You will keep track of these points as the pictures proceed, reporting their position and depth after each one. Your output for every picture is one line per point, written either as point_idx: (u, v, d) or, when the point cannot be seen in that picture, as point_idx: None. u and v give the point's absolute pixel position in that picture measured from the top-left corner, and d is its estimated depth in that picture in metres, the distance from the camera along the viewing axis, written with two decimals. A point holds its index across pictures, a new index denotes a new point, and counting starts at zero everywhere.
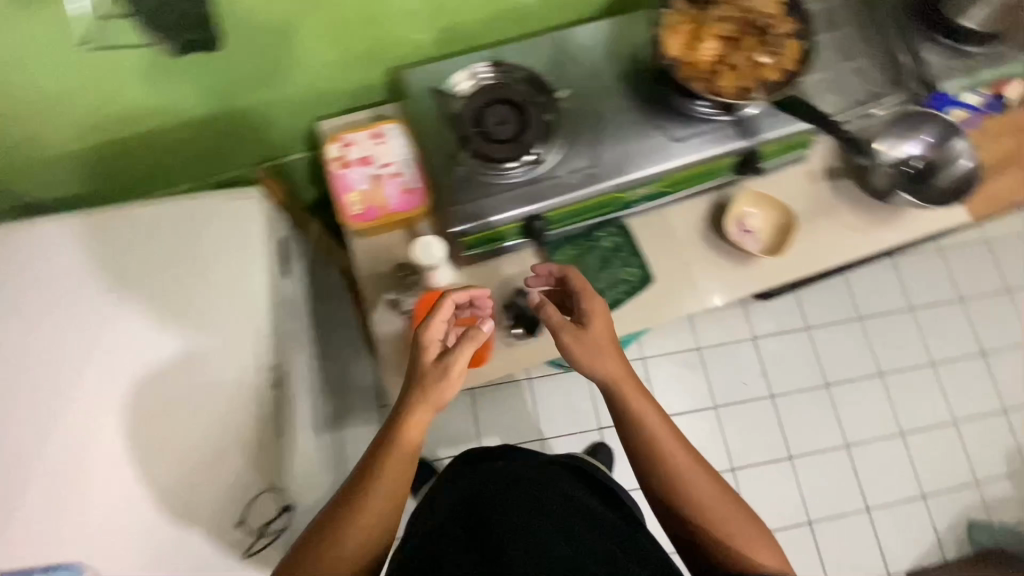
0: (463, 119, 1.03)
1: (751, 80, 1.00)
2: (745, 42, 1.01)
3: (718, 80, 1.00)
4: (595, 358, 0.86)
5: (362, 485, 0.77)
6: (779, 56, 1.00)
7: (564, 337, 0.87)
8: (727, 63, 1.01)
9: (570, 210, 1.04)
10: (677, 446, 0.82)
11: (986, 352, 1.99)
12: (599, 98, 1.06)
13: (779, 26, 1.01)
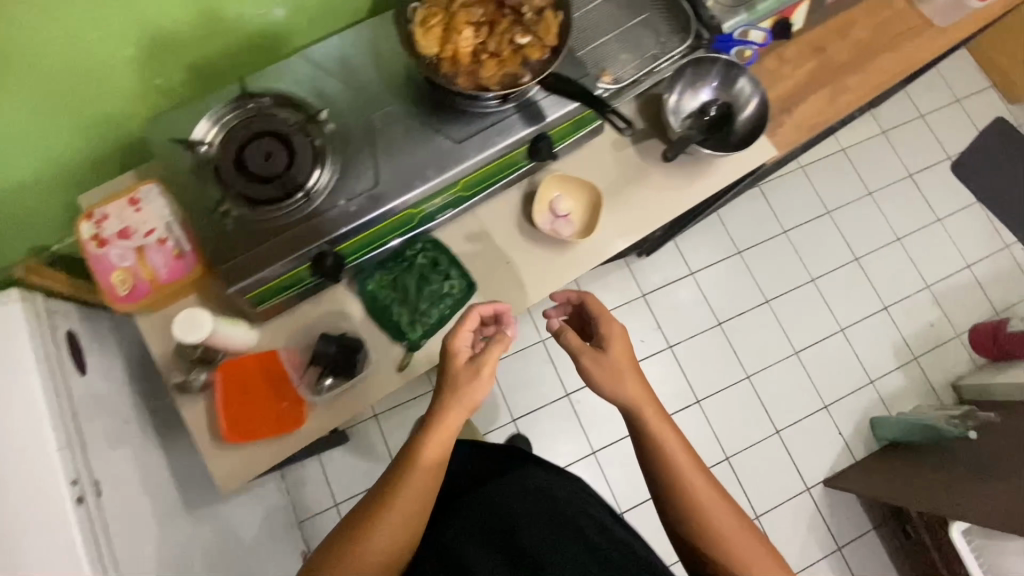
0: (221, 164, 0.93)
1: (513, 64, 0.95)
2: (500, 24, 0.96)
3: (480, 70, 0.95)
4: (614, 382, 0.91)
5: (403, 492, 0.78)
6: (536, 34, 0.95)
7: (584, 363, 0.92)
8: (486, 51, 0.95)
9: (362, 238, 0.96)
10: (688, 464, 0.88)
11: (858, 257, 2.07)
12: (368, 108, 0.98)
13: (530, 1, 0.96)
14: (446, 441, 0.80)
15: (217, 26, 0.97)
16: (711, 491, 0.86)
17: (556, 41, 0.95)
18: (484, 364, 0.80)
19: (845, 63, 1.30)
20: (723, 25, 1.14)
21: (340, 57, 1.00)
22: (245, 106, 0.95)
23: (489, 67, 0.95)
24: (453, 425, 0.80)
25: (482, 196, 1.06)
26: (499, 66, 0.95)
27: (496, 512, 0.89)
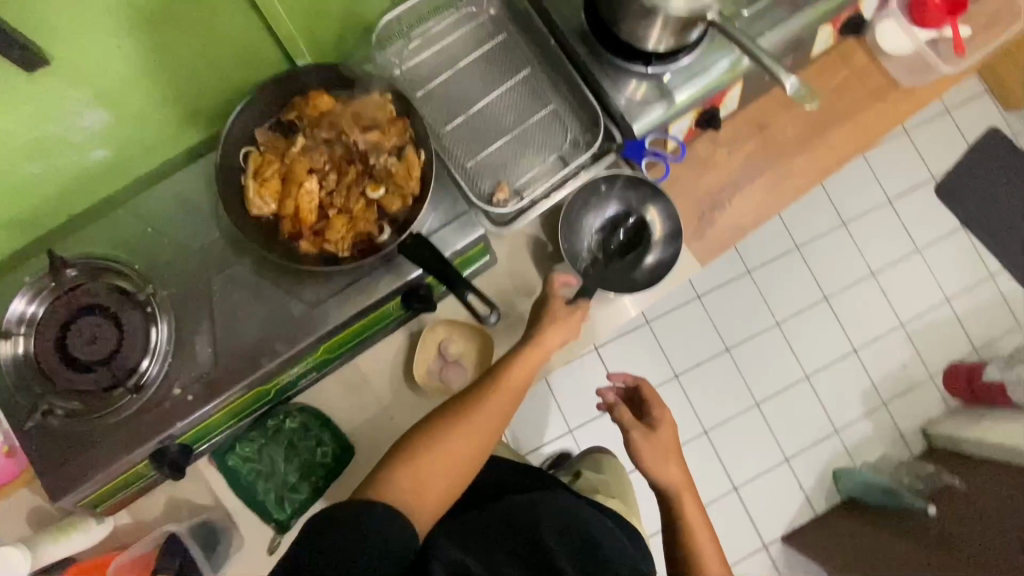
0: (38, 353, 0.81)
1: (366, 221, 0.82)
2: (349, 173, 0.82)
3: (328, 229, 0.81)
4: (662, 465, 0.90)
5: (510, 375, 0.82)
6: (391, 183, 0.81)
7: (634, 438, 0.91)
8: (334, 207, 0.82)
9: (211, 423, 0.85)
10: (710, 544, 0.88)
11: (827, 295, 1.92)
12: (209, 268, 0.85)
13: (382, 142, 0.82)
14: (518, 395, 0.82)
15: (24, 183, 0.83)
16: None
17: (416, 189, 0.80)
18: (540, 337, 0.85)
19: (789, 142, 1.12)
20: (635, 128, 0.97)
21: (175, 205, 0.86)
22: (60, 279, 0.82)
23: (337, 227, 0.81)
24: (519, 385, 0.82)
25: (358, 347, 0.94)
26: (350, 224, 0.81)
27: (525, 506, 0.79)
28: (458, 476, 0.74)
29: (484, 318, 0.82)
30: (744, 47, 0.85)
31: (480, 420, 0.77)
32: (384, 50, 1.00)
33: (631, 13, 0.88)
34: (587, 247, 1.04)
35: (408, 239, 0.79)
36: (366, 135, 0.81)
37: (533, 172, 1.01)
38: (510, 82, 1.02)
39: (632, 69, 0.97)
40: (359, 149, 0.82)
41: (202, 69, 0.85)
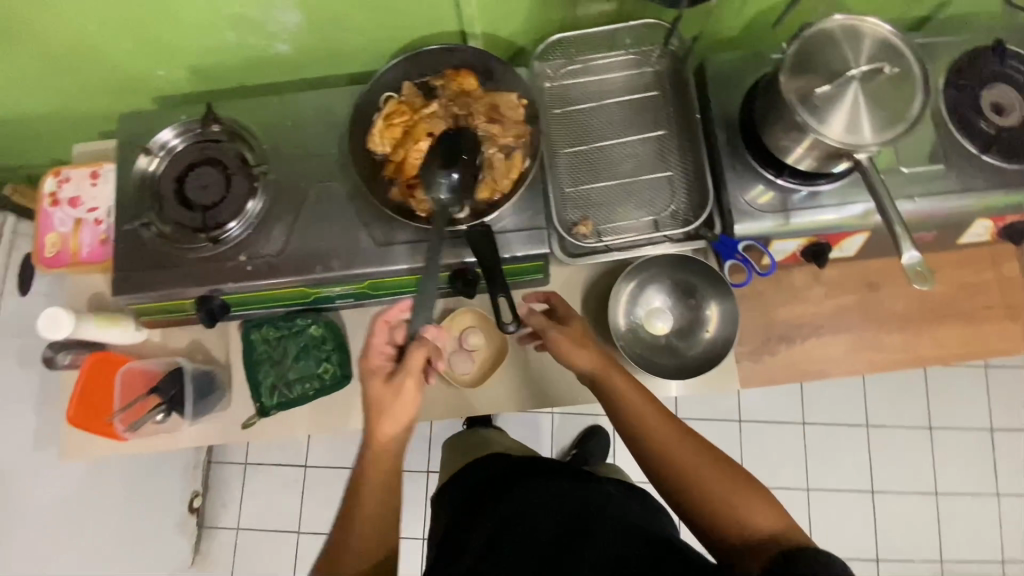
0: (163, 178, 0.96)
1: (450, 196, 0.87)
2: (458, 149, 0.87)
3: (417, 187, 0.87)
4: (570, 350, 0.87)
5: (367, 481, 0.76)
6: (489, 174, 0.87)
7: (551, 338, 0.88)
8: (432, 171, 0.87)
9: (254, 296, 0.95)
10: (671, 438, 0.78)
11: (875, 490, 1.73)
12: (317, 174, 0.95)
13: (499, 137, 0.88)
14: (389, 469, 0.77)
15: (219, 46, 0.98)
16: (732, 476, 0.74)
17: (507, 189, 0.86)
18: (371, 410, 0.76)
19: (893, 315, 1.05)
20: (737, 227, 0.95)
21: (320, 114, 0.98)
22: (207, 130, 0.97)
23: (425, 191, 0.86)
24: (381, 461, 0.77)
25: (398, 296, 1.01)
26: (437, 192, 0.87)
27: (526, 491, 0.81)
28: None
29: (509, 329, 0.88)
30: (878, 198, 0.81)
31: (357, 530, 0.74)
32: (544, 61, 1.06)
33: (783, 120, 0.87)
34: (626, 317, 1.02)
35: (473, 228, 0.85)
36: (488, 125, 0.88)
37: (623, 223, 1.03)
38: (641, 135, 1.05)
39: (762, 173, 0.97)
40: (477, 133, 0.88)
41: (392, 16, 0.96)
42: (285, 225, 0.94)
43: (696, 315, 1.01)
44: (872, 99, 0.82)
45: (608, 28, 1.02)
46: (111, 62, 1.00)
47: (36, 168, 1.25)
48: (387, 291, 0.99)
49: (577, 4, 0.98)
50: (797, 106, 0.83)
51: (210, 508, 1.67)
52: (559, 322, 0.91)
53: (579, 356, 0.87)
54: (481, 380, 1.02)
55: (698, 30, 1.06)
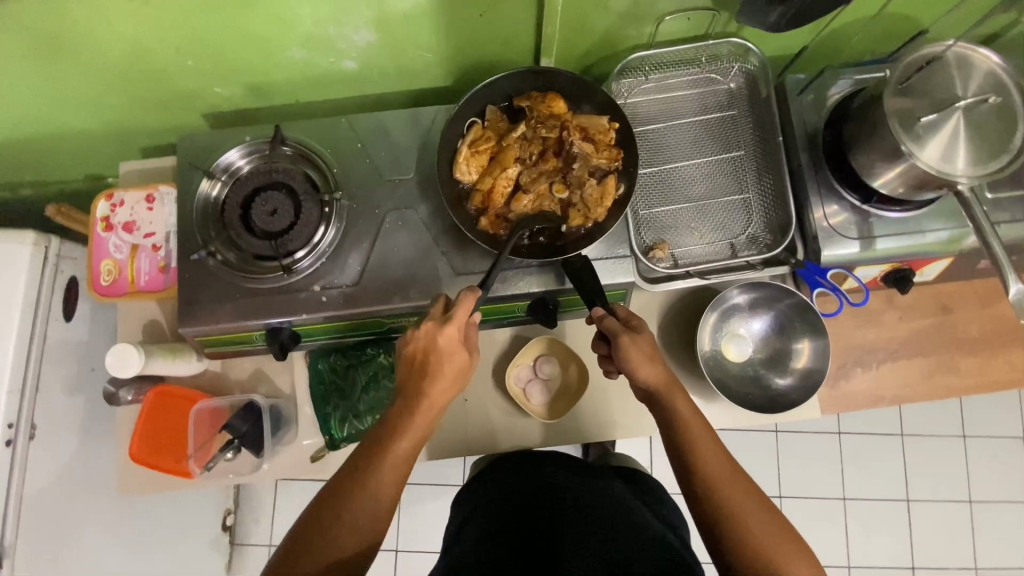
0: (228, 203, 0.91)
1: (544, 216, 0.85)
2: (550, 169, 0.86)
3: (509, 217, 0.85)
4: (639, 361, 0.80)
5: (400, 438, 0.72)
6: (583, 196, 0.84)
7: (622, 342, 0.80)
8: (524, 193, 0.85)
9: (327, 327, 0.92)
10: (725, 475, 0.75)
11: (910, 499, 1.73)
12: (392, 199, 0.92)
13: (590, 157, 0.85)
14: (422, 437, 0.74)
15: (286, 64, 0.94)
16: (775, 521, 0.72)
17: (599, 219, 0.84)
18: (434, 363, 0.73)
19: (968, 338, 1.04)
20: (824, 253, 0.94)
21: (391, 136, 0.94)
22: (274, 153, 0.93)
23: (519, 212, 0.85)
24: (424, 419, 0.73)
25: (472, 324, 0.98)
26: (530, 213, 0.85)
27: (561, 486, 0.87)
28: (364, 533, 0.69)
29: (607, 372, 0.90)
30: (978, 226, 0.80)
31: (371, 479, 0.70)
32: (619, 80, 1.03)
33: (876, 146, 0.85)
34: (710, 344, 0.99)
35: (573, 256, 0.85)
36: (580, 146, 0.85)
37: (699, 247, 1.01)
38: (718, 156, 1.02)
39: (846, 196, 0.94)
40: (568, 152, 0.85)
41: (470, 34, 0.91)
42: (360, 251, 0.90)
43: (784, 347, 1.00)
44: (971, 128, 0.81)
45: (685, 47, 0.99)
46: (169, 80, 0.94)
47: (70, 184, 1.19)
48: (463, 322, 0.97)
49: (660, 23, 0.95)
50: (899, 132, 0.80)
51: (241, 524, 1.63)
52: (631, 328, 0.83)
53: (647, 368, 0.81)
54: (559, 412, 1.00)
55: (776, 46, 1.03)
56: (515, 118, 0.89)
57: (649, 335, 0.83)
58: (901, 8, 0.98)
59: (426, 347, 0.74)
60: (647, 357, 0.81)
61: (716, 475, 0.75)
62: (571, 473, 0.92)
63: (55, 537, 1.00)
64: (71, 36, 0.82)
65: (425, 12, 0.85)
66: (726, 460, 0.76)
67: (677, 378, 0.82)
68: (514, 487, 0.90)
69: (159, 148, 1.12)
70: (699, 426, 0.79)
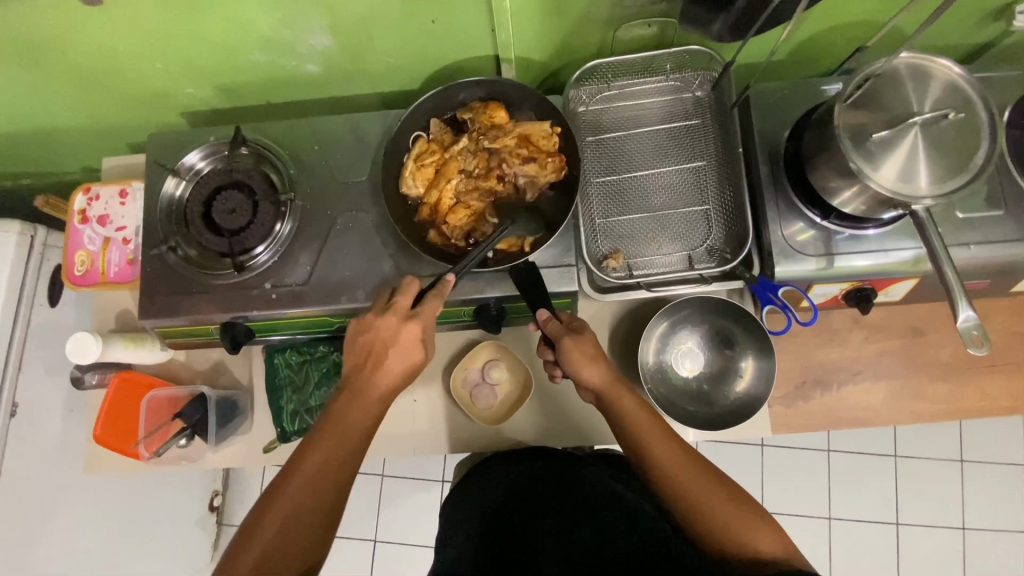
0: (190, 201, 0.95)
1: (484, 224, 0.89)
2: (493, 182, 0.89)
3: (451, 225, 0.88)
4: (580, 363, 0.82)
5: (347, 422, 0.75)
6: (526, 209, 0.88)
7: (564, 344, 0.82)
8: (465, 203, 0.88)
9: (278, 324, 0.94)
10: (676, 458, 0.76)
11: (900, 523, 1.66)
12: (346, 202, 0.94)
13: (535, 176, 0.88)
14: (371, 420, 0.77)
15: (250, 67, 0.97)
16: (734, 498, 0.74)
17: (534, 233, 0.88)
18: (383, 349, 0.77)
19: (938, 363, 1.01)
20: (777, 269, 0.91)
21: (348, 139, 0.96)
22: (235, 154, 0.96)
23: (459, 220, 0.88)
24: (368, 408, 0.77)
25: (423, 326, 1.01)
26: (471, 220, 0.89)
27: (559, 490, 0.92)
28: (312, 532, 0.71)
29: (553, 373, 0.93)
30: (931, 248, 0.75)
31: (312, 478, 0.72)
32: (580, 87, 1.02)
33: (829, 163, 0.83)
34: (657, 355, 0.99)
35: (519, 265, 0.87)
36: (524, 164, 0.88)
37: (655, 258, 0.99)
38: (679, 165, 1.01)
39: (806, 212, 0.91)
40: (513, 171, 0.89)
41: (426, 40, 0.92)
42: (311, 252, 0.93)
43: (731, 363, 0.98)
44: (929, 145, 0.77)
45: (647, 55, 0.98)
46: (142, 81, 0.98)
47: (66, 175, 1.26)
48: None
49: (618, 30, 0.94)
50: (849, 148, 0.78)
51: (228, 506, 1.69)
52: (572, 330, 0.84)
53: (590, 370, 0.82)
54: (504, 416, 1.01)
55: (744, 54, 1.00)
56: (460, 129, 0.93)
57: (592, 336, 0.85)
58: (875, 16, 0.94)
59: (382, 333, 0.78)
60: (589, 357, 0.82)
61: (670, 463, 0.76)
62: (558, 468, 0.94)
63: (31, 508, 1.07)
64: (44, 38, 0.87)
65: (377, 19, 0.87)
66: (678, 444, 0.77)
67: (620, 377, 0.82)
68: (517, 487, 0.94)
69: (143, 144, 1.17)
70: (647, 418, 0.79)
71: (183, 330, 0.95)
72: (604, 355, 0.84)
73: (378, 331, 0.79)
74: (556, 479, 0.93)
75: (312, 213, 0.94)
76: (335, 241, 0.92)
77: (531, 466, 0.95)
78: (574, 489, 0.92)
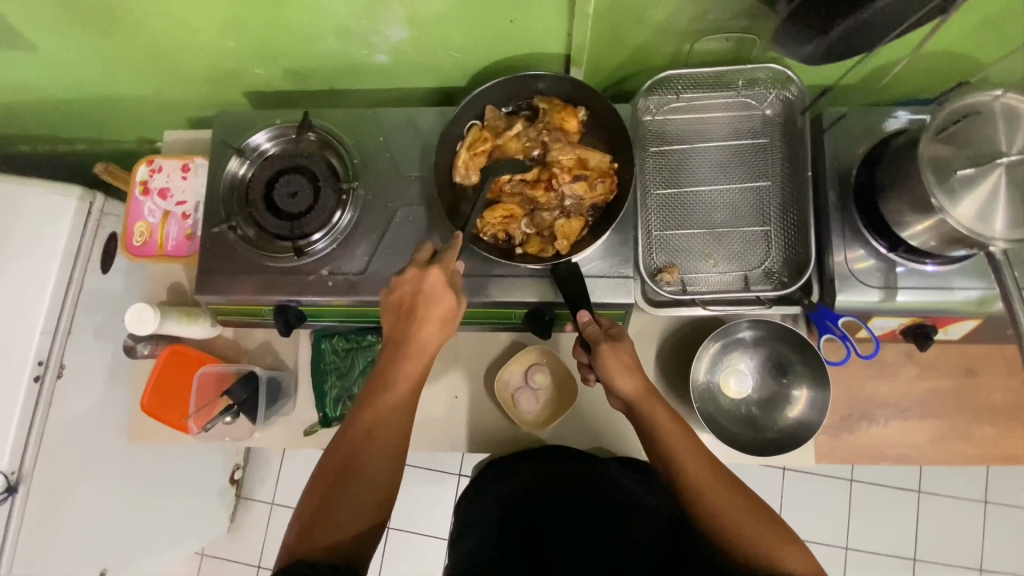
0: (253, 180, 0.96)
1: (517, 227, 0.89)
2: (539, 191, 0.88)
3: (491, 219, 0.88)
4: (614, 370, 0.78)
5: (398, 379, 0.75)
6: (560, 224, 0.88)
7: (600, 348, 0.79)
8: (509, 205, 0.87)
9: (331, 310, 0.95)
10: (705, 477, 0.72)
11: (917, 558, 1.64)
12: (407, 194, 0.94)
13: (584, 196, 0.88)
14: (421, 370, 0.76)
15: (322, 52, 0.96)
16: (762, 522, 0.70)
17: (564, 247, 0.88)
18: (420, 303, 0.76)
19: (988, 406, 0.99)
20: (838, 297, 0.90)
21: (413, 132, 0.96)
22: (301, 139, 0.97)
23: (492, 219, 0.88)
24: (416, 364, 0.76)
25: (471, 325, 1.01)
26: (504, 221, 0.88)
27: (578, 480, 0.89)
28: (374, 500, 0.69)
29: (586, 377, 0.90)
30: (1005, 290, 0.72)
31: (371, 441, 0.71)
32: (648, 96, 1.01)
33: (906, 196, 0.81)
34: (705, 374, 0.99)
35: (562, 265, 0.87)
36: (574, 184, 0.87)
37: (711, 275, 0.97)
38: (743, 184, 0.99)
39: (872, 242, 0.90)
40: (559, 192, 0.88)
41: (500, 39, 0.92)
42: (370, 242, 0.93)
43: (781, 389, 0.98)
44: (1015, 186, 0.75)
45: (721, 70, 0.96)
46: (213, 57, 0.99)
47: (121, 143, 1.27)
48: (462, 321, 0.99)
49: (696, 43, 0.93)
50: (932, 183, 0.76)
51: (248, 480, 1.70)
52: (610, 336, 0.81)
53: (624, 378, 0.78)
54: (545, 422, 1.01)
55: (820, 74, 0.98)
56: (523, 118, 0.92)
57: (629, 341, 0.81)
58: (961, 49, 0.91)
59: (416, 282, 0.78)
60: (625, 367, 0.78)
61: (703, 484, 0.72)
62: (579, 467, 0.90)
63: (68, 468, 1.08)
64: (128, 7, 0.87)
65: (456, 15, 0.86)
66: (711, 463, 0.74)
67: (651, 387, 0.78)
68: (541, 481, 0.90)
69: (203, 120, 1.18)
70: (677, 434, 0.76)
71: (238, 307, 0.96)
72: (638, 361, 0.79)
73: (411, 285, 0.78)
74: (576, 470, 0.89)
75: (372, 204, 0.94)
76: (396, 232, 0.93)
77: (550, 453, 0.92)
78: (598, 481, 0.89)
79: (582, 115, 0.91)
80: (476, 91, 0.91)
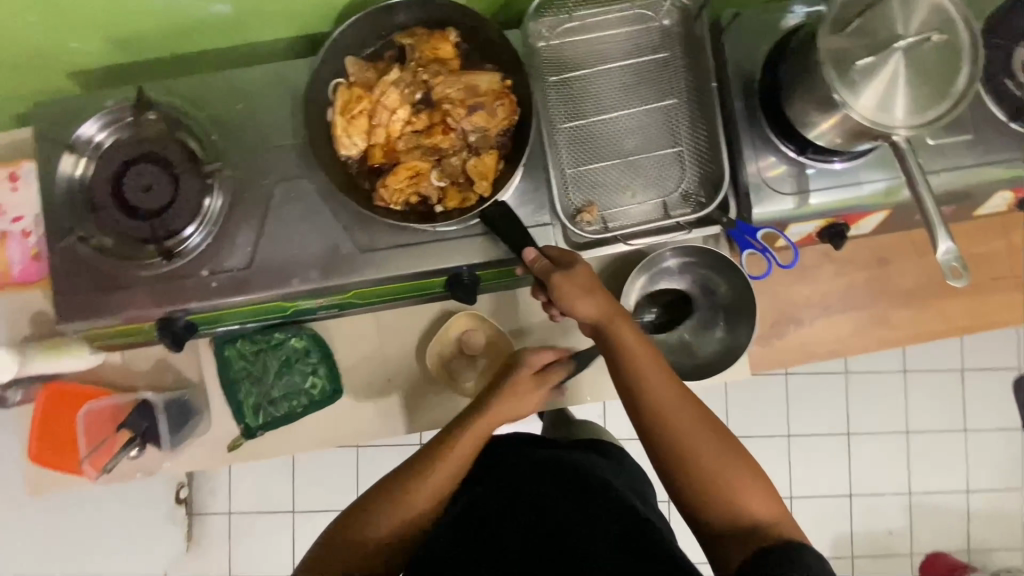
0: (96, 179, 0.81)
1: (427, 184, 0.80)
2: (437, 137, 0.80)
3: (392, 181, 0.79)
4: (573, 297, 0.74)
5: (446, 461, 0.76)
6: (473, 163, 0.80)
7: (554, 279, 0.74)
8: (408, 159, 0.80)
9: (224, 313, 0.84)
10: (671, 399, 0.71)
11: None
12: (285, 168, 0.82)
13: (488, 128, 0.80)
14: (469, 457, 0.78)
15: (145, 12, 0.80)
16: (722, 446, 0.70)
17: (485, 190, 0.80)
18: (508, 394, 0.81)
19: (901, 290, 1.03)
20: (755, 210, 0.88)
21: (278, 95, 0.83)
22: (141, 119, 0.81)
23: (394, 183, 0.79)
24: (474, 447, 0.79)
25: (389, 302, 0.92)
26: (411, 181, 0.80)
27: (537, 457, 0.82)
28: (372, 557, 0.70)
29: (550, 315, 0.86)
30: (909, 173, 0.72)
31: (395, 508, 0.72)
32: (539, 19, 0.91)
33: (809, 94, 0.79)
34: (634, 309, 0.97)
35: (490, 208, 0.79)
36: (472, 116, 0.79)
37: (630, 206, 0.93)
38: (648, 103, 0.93)
39: (782, 146, 0.88)
40: (460, 130, 0.80)
41: None
42: (254, 231, 0.82)
43: (699, 303, 0.99)
44: (914, 71, 0.73)
45: None
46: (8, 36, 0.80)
47: None
48: (377, 300, 0.90)
49: None
50: (832, 79, 0.73)
51: None
52: (563, 266, 0.76)
53: (585, 304, 0.74)
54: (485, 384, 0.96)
55: None
56: (392, 62, 0.81)
57: (587, 269, 0.76)
58: None
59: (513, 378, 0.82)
60: (585, 292, 0.74)
61: (668, 408, 0.71)
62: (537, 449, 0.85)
63: None
64: None
65: None
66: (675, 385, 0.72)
67: (613, 306, 0.75)
68: (497, 465, 0.81)
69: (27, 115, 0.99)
70: (643, 356, 0.73)
71: (115, 329, 0.84)
72: (600, 284, 0.76)
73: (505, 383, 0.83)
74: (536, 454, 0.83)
75: (246, 185, 0.82)
76: (280, 214, 0.82)
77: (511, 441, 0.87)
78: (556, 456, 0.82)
79: (455, 37, 0.81)
80: (337, 34, 0.78)
